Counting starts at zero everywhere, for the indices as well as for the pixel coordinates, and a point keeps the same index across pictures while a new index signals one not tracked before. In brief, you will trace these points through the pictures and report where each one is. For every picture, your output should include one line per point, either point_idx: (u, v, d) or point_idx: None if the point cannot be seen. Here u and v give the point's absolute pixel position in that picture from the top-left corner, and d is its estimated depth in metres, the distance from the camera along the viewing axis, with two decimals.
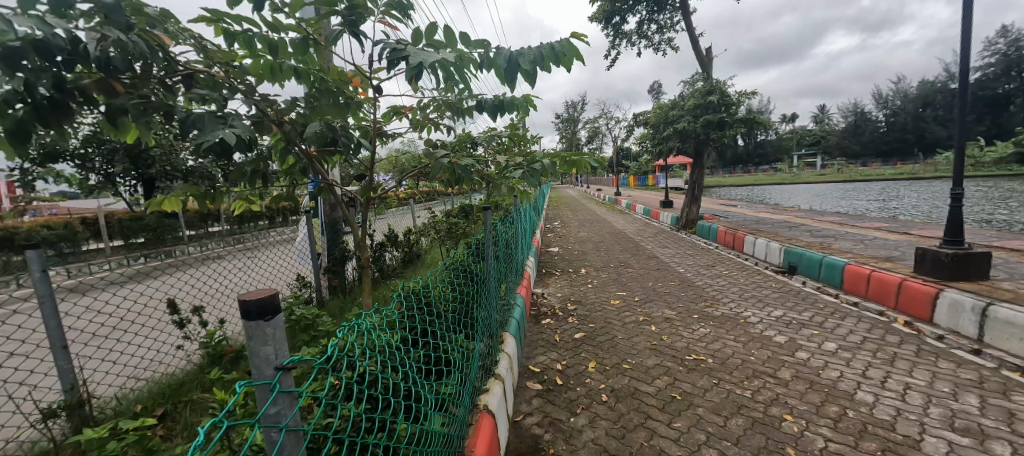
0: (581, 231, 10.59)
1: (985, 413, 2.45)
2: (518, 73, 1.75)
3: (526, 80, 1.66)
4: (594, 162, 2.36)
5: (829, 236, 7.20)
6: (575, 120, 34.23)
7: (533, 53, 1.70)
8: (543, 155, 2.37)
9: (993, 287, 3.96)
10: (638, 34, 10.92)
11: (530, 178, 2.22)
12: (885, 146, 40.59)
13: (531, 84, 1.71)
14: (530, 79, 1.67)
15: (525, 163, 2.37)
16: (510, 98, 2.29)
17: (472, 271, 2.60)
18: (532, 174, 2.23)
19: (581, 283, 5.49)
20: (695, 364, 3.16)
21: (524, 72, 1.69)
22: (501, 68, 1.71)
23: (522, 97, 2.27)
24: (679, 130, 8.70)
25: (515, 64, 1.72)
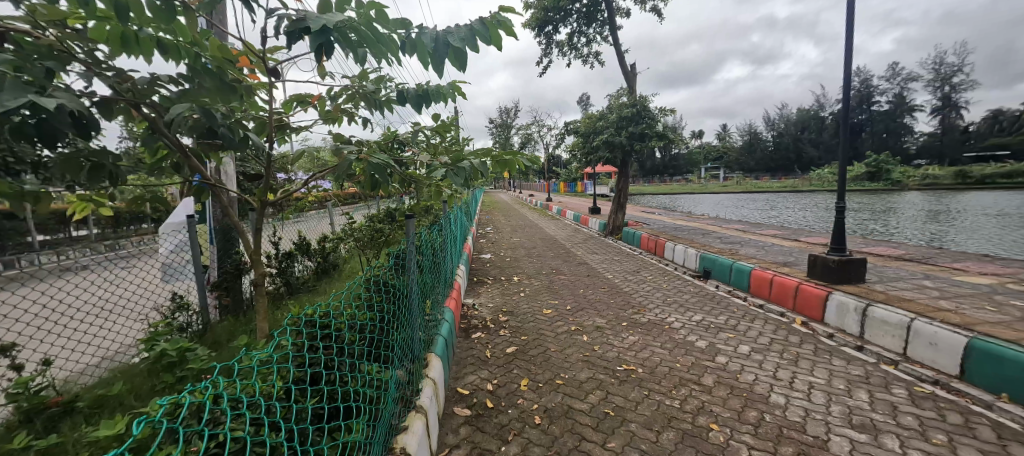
0: (513, 236, 10.54)
1: (876, 408, 2.69)
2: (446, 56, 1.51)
3: (456, 66, 1.46)
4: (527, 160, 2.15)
5: (735, 243, 7.87)
6: (508, 126, 34.53)
7: (462, 32, 1.49)
8: (472, 153, 2.12)
9: (869, 289, 4.52)
10: (569, 45, 11.21)
11: (457, 177, 1.95)
12: (773, 163, 46.60)
13: (463, 69, 1.51)
14: (461, 64, 1.47)
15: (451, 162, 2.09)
16: (434, 86, 2.03)
17: (393, 286, 2.26)
18: (459, 172, 1.96)
19: (513, 292, 5.33)
20: (626, 375, 3.13)
21: (453, 54, 1.47)
22: (427, 49, 1.47)
23: (449, 85, 2.04)
24: (607, 141, 9.02)
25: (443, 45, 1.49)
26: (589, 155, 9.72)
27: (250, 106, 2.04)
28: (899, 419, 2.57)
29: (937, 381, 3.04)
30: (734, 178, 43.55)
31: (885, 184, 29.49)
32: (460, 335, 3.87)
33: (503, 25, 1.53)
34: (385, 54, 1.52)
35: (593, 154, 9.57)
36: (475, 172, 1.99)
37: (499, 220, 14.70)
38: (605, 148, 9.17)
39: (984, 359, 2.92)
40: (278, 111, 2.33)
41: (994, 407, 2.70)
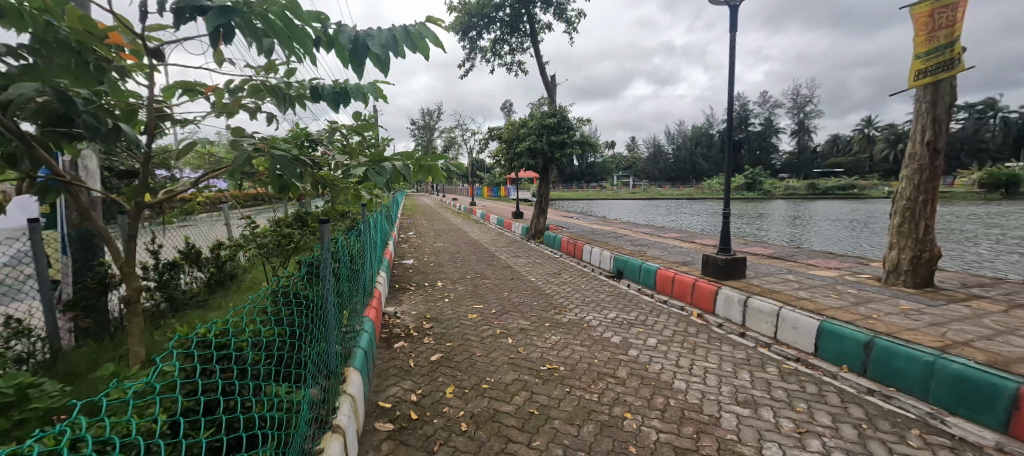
0: (437, 241, 10.32)
1: (756, 385, 3.11)
2: (366, 58, 1.44)
3: (378, 69, 1.39)
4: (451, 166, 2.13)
5: (644, 245, 8.58)
6: (431, 128, 33.86)
7: (384, 36, 1.43)
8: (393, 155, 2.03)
9: (749, 284, 5.22)
10: (492, 52, 11.34)
11: (378, 177, 1.84)
12: (674, 172, 51.89)
13: (385, 73, 1.45)
14: (383, 67, 1.41)
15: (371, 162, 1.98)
16: (353, 85, 1.91)
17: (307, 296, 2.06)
18: (380, 172, 1.86)
19: (436, 298, 5.20)
20: (549, 374, 3.22)
21: (374, 57, 1.40)
22: (345, 48, 1.39)
23: (369, 84, 1.94)
24: (529, 147, 9.28)
25: (363, 46, 1.42)
26: (512, 161, 9.91)
27: (122, 91, 1.72)
28: (773, 393, 3.00)
29: (799, 358, 3.61)
30: (642, 185, 47.64)
31: (760, 193, 34.48)
32: (381, 345, 3.66)
33: (431, 36, 1.51)
34: (296, 48, 1.40)
35: (515, 159, 9.77)
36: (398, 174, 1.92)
37: (422, 224, 14.31)
38: (527, 155, 9.42)
39: (830, 339, 3.55)
40: (158, 98, 2.00)
41: (839, 376, 3.30)
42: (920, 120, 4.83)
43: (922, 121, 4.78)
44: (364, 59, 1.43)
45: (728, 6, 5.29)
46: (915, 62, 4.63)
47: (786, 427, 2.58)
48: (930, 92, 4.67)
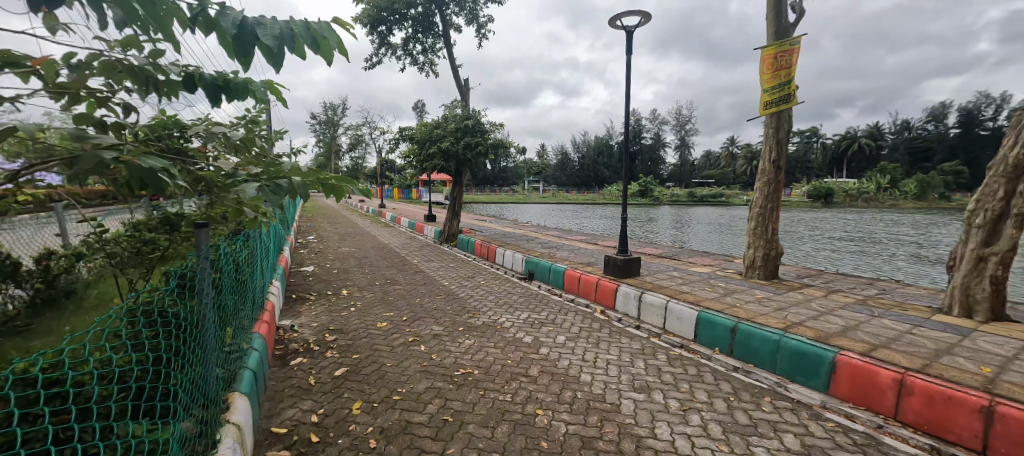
0: (342, 246, 9.60)
1: (650, 372, 3.44)
2: (255, 48, 1.29)
3: (268, 61, 1.26)
4: (356, 187, 2.00)
5: (553, 247, 8.99)
6: (335, 124, 31.52)
7: (280, 27, 1.30)
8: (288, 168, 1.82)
9: (644, 281, 5.78)
10: (403, 50, 10.96)
11: (270, 196, 1.61)
12: (579, 179, 55.39)
13: (277, 69, 1.31)
14: (275, 61, 1.28)
15: (262, 176, 1.74)
16: (240, 79, 1.73)
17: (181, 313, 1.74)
18: (274, 190, 1.64)
19: (341, 307, 4.82)
20: (462, 378, 3.18)
21: (264, 49, 1.26)
22: (229, 33, 1.23)
23: (261, 81, 1.77)
24: (443, 149, 9.14)
25: (253, 35, 1.27)
26: (424, 163, 9.66)
27: None
28: (663, 377, 3.35)
29: (682, 345, 4.09)
30: (551, 190, 50.03)
31: (652, 199, 38.51)
32: (274, 363, 3.27)
33: (337, 44, 1.44)
34: (163, 23, 1.19)
35: (428, 161, 9.54)
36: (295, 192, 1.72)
37: (324, 228, 13.20)
38: (440, 157, 9.27)
39: (705, 325, 4.08)
40: None
41: (713, 358, 3.80)
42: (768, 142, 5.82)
43: (770, 143, 5.76)
44: (252, 50, 1.29)
45: (624, 30, 5.81)
46: (764, 95, 5.54)
47: (674, 407, 2.89)
48: (775, 119, 5.66)
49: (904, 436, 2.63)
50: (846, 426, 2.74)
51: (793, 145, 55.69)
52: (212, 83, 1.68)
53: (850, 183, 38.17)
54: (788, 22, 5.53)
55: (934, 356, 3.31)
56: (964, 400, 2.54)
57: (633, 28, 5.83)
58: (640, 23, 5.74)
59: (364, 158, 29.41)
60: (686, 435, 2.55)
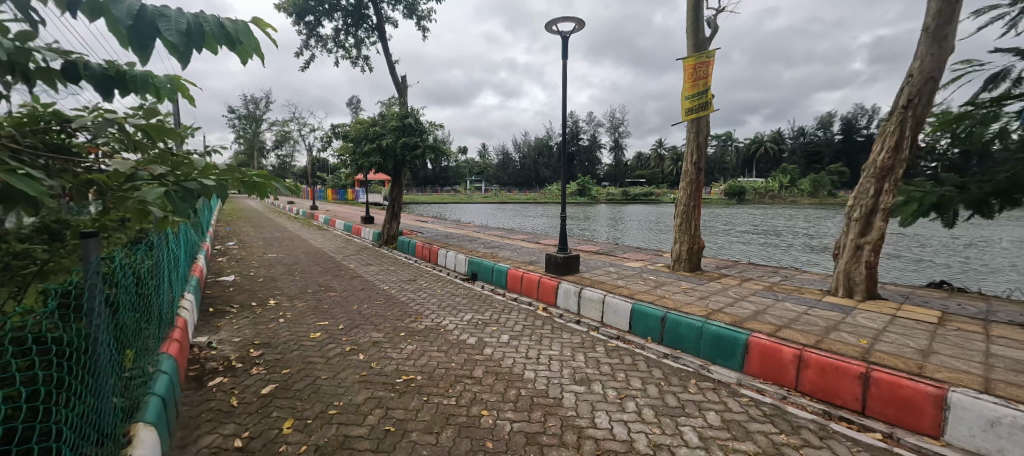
0: (268, 252, 8.85)
1: (589, 365, 3.58)
2: (155, 41, 1.16)
3: (170, 57, 1.11)
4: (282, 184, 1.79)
5: (495, 247, 9.02)
6: (258, 119, 29.02)
7: (184, 21, 1.17)
8: (198, 168, 1.60)
9: (583, 277, 5.99)
10: (334, 42, 10.37)
11: (178, 204, 1.37)
12: (521, 179, 56.17)
13: (183, 67, 1.16)
14: (181, 56, 1.14)
15: (166, 178, 1.50)
16: (138, 72, 1.56)
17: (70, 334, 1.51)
18: (183, 197, 1.40)
19: (268, 319, 4.45)
20: (405, 385, 3.08)
21: (166, 43, 1.13)
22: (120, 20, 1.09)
23: (165, 76, 1.61)
24: (379, 148, 8.79)
25: (152, 26, 1.14)
26: (360, 162, 9.21)
27: None
28: (601, 369, 3.50)
29: (619, 336, 4.31)
30: (493, 190, 50.21)
31: (590, 198, 40.12)
32: (188, 385, 2.92)
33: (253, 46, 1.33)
34: None
35: (363, 161, 9.12)
36: (211, 193, 1.51)
37: (247, 233, 12.10)
38: (377, 156, 8.89)
39: (639, 317, 4.32)
40: None
41: (645, 347, 4.04)
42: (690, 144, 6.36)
43: (692, 146, 6.26)
44: (151, 43, 1.15)
45: (560, 35, 5.99)
46: (686, 102, 6.00)
47: (612, 396, 3.03)
48: (695, 124, 6.16)
49: (803, 404, 2.99)
50: (757, 399, 3.05)
51: (712, 148, 60.94)
52: (101, 74, 1.49)
53: (760, 182, 42.63)
54: (705, 36, 6.03)
55: (826, 332, 3.80)
56: (849, 370, 2.94)
57: (568, 33, 6.02)
58: (575, 30, 5.94)
59: (292, 156, 27.40)
60: (624, 422, 2.69)
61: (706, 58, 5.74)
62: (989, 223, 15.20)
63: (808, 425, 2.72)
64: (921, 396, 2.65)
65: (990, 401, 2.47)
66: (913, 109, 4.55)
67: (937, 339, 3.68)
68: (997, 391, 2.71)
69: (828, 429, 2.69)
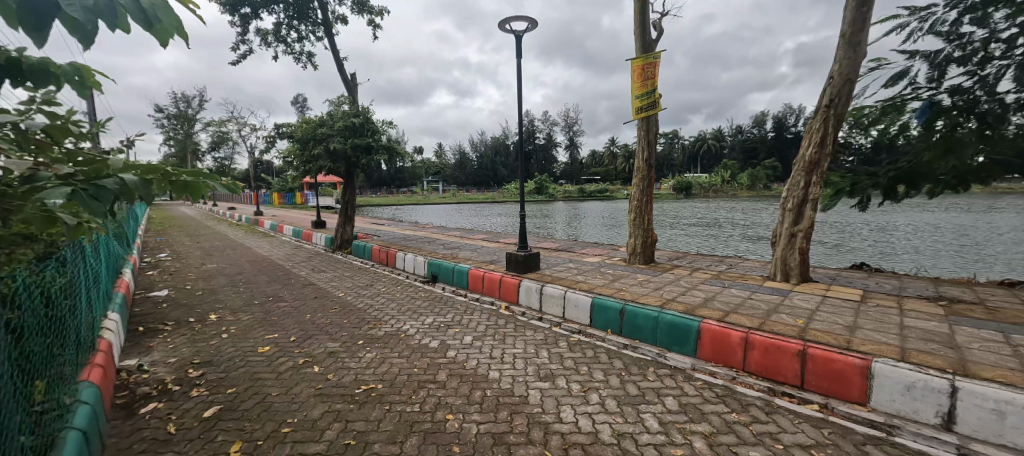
0: (207, 262, 8.18)
1: (553, 361, 3.60)
2: (53, 21, 1.00)
3: (77, 39, 0.96)
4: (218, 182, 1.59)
5: (455, 248, 8.89)
6: (190, 119, 26.81)
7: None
8: (114, 166, 1.41)
9: (543, 274, 6.04)
10: (275, 36, 9.77)
11: (91, 203, 1.20)
12: (479, 178, 55.92)
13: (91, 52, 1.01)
14: (87, 39, 0.98)
15: (74, 178, 1.32)
16: (36, 59, 1.36)
17: None
18: (97, 195, 1.24)
19: (209, 335, 4.10)
20: (365, 396, 2.95)
21: (70, 25, 0.97)
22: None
23: (68, 64, 1.43)
24: (328, 149, 8.39)
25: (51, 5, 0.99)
26: (309, 164, 8.75)
27: None
28: (564, 363, 3.54)
29: (580, 330, 4.38)
30: (451, 190, 49.68)
31: (547, 196, 40.73)
32: (115, 415, 2.62)
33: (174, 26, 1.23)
34: None
35: (312, 163, 8.67)
36: (133, 194, 1.33)
37: (181, 242, 11.12)
38: (327, 158, 8.50)
39: (599, 310, 4.42)
40: None
41: (606, 339, 4.14)
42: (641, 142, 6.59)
43: (643, 143, 6.49)
44: (48, 24, 0.99)
45: (514, 33, 6.00)
46: (636, 100, 6.20)
47: (576, 390, 3.07)
48: (646, 122, 6.39)
49: (750, 383, 3.18)
50: (710, 382, 3.21)
51: (661, 145, 63.80)
52: None
53: (705, 177, 45.20)
54: (652, 38, 6.27)
55: (769, 315, 4.07)
56: (789, 348, 3.16)
57: (521, 32, 6.04)
58: (528, 29, 5.97)
59: (232, 159, 25.56)
60: (588, 414, 2.72)
61: (653, 59, 5.97)
62: (899, 209, 17.07)
63: (756, 403, 2.89)
64: (851, 368, 2.90)
65: (907, 368, 2.75)
66: (835, 107, 4.97)
67: (862, 315, 4.05)
68: (912, 358, 3.02)
69: (773, 404, 2.87)
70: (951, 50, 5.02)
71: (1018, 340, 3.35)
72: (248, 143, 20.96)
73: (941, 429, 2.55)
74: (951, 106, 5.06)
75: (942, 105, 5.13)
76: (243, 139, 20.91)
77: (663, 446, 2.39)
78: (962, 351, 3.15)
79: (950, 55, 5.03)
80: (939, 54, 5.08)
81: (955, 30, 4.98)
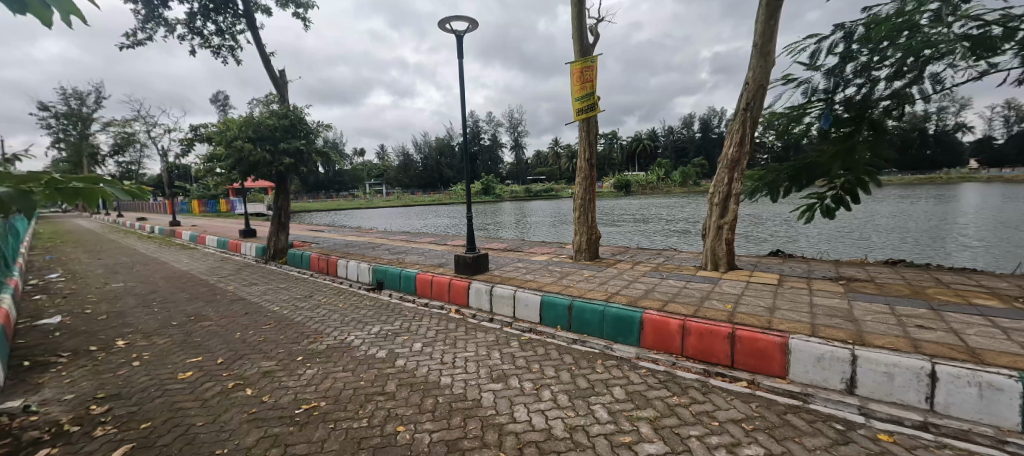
0: (111, 282, 7.20)
1: (504, 361, 3.60)
2: None
3: None
4: (119, 187, 1.41)
5: (400, 252, 8.60)
6: (86, 120, 23.48)
7: None
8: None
9: (493, 275, 6.03)
10: (187, 27, 8.85)
11: None
12: (423, 180, 54.75)
13: None
14: None
15: None
16: None
17: None
18: None
19: (116, 365, 3.60)
20: (306, 416, 2.75)
21: None
22: None
23: None
24: (253, 152, 7.72)
25: None
26: (231, 168, 8.01)
27: None
28: (515, 363, 3.56)
29: (530, 329, 4.42)
30: (396, 193, 48.31)
31: (494, 197, 40.94)
32: None
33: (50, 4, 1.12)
34: None
35: (235, 167, 7.95)
36: (5, 207, 1.17)
37: (78, 260, 9.72)
38: (249, 161, 7.78)
39: (548, 307, 4.49)
40: None
41: (556, 335, 4.22)
42: (583, 143, 6.80)
43: (584, 144, 6.70)
44: None
45: (454, 34, 5.93)
46: (577, 102, 6.37)
47: (529, 388, 3.09)
48: (587, 123, 6.60)
49: (688, 367, 3.39)
50: (652, 369, 3.39)
51: (601, 146, 66.41)
52: None
53: (642, 175, 47.89)
54: (589, 42, 6.50)
55: (701, 302, 4.38)
56: (721, 332, 3.41)
57: (462, 32, 5.98)
58: (468, 29, 5.94)
59: (140, 163, 22.78)
60: (541, 411, 2.76)
61: (592, 62, 6.20)
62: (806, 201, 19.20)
63: (693, 384, 3.09)
64: (772, 345, 3.19)
65: (817, 342, 3.08)
66: (751, 110, 5.46)
67: (779, 296, 4.49)
68: (821, 333, 3.40)
69: (709, 385, 3.09)
70: (843, 65, 5.70)
71: (901, 310, 3.91)
72: (160, 146, 18.75)
73: (846, 393, 2.88)
74: (848, 116, 5.80)
75: (837, 112, 5.88)
76: (153, 141, 18.69)
77: (613, 434, 2.48)
78: (859, 323, 3.60)
79: (842, 70, 5.71)
80: (835, 68, 5.75)
81: (846, 47, 5.67)
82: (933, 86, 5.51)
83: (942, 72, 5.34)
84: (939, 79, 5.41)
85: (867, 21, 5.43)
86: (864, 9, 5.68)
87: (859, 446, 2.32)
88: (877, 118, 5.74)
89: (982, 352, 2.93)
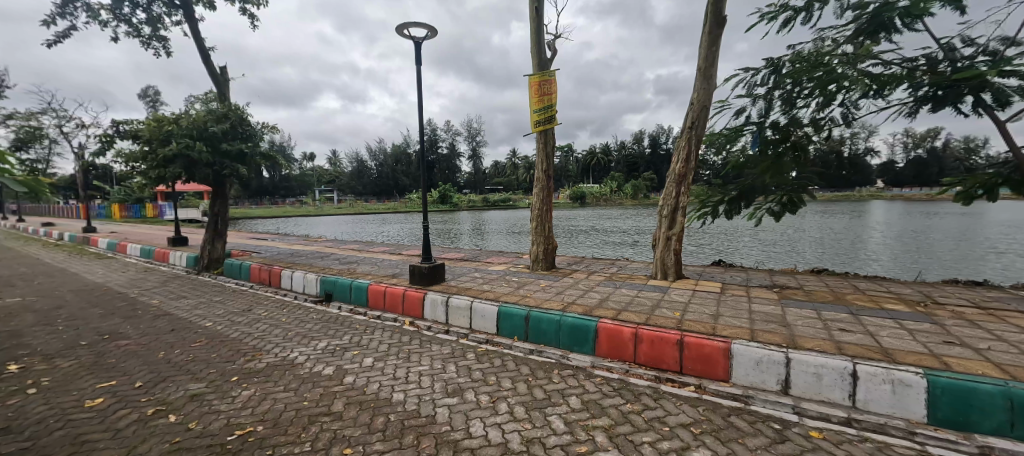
0: (5, 296, 6.27)
1: (459, 374, 3.49)
2: None
3: None
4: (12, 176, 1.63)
5: (351, 262, 8.22)
6: None
7: None
8: None
9: (448, 286, 5.90)
10: (112, 14, 8.06)
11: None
12: (377, 187, 53.26)
13: None
14: None
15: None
16: None
17: None
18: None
19: (5, 394, 3.09)
20: (239, 443, 2.50)
21: None
22: None
23: None
24: (187, 153, 7.09)
25: None
26: (160, 170, 7.30)
27: None
28: (470, 376, 3.47)
29: (487, 340, 4.34)
30: (348, 200, 46.76)
31: (451, 206, 40.64)
32: None
33: None
34: None
35: (165, 169, 7.26)
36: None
37: None
38: (182, 163, 7.19)
39: (505, 318, 4.44)
40: None
41: (512, 346, 4.16)
42: (540, 154, 6.88)
43: (542, 156, 6.78)
44: None
45: (412, 40, 5.82)
46: (535, 114, 6.46)
47: (484, 401, 3.01)
48: (544, 135, 6.69)
49: (640, 373, 3.46)
50: (607, 377, 3.42)
51: (557, 158, 68.03)
52: None
53: (595, 188, 49.52)
54: (547, 57, 6.63)
55: (652, 310, 4.51)
56: (670, 339, 3.52)
57: (420, 39, 5.89)
58: (427, 36, 5.86)
59: None
60: (498, 425, 2.69)
61: (549, 77, 6.32)
62: None
63: (645, 391, 3.15)
64: (716, 351, 3.33)
65: (755, 346, 3.26)
66: (695, 130, 5.78)
67: (723, 304, 4.71)
68: (759, 338, 3.61)
69: (660, 390, 3.16)
70: (773, 94, 6.19)
71: (826, 315, 4.24)
72: (73, 142, 16.76)
73: (781, 393, 3.06)
74: (776, 138, 6.32)
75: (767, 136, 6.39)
76: (66, 138, 16.73)
77: (568, 445, 2.45)
78: (792, 328, 3.85)
79: (772, 98, 6.20)
80: (765, 96, 6.25)
81: (774, 78, 6.20)
82: (847, 114, 6.11)
83: (856, 103, 5.94)
84: (852, 109, 6.02)
85: (792, 57, 5.97)
86: (790, 46, 6.25)
87: (795, 444, 2.45)
88: (801, 142, 6.29)
89: (895, 352, 3.22)
